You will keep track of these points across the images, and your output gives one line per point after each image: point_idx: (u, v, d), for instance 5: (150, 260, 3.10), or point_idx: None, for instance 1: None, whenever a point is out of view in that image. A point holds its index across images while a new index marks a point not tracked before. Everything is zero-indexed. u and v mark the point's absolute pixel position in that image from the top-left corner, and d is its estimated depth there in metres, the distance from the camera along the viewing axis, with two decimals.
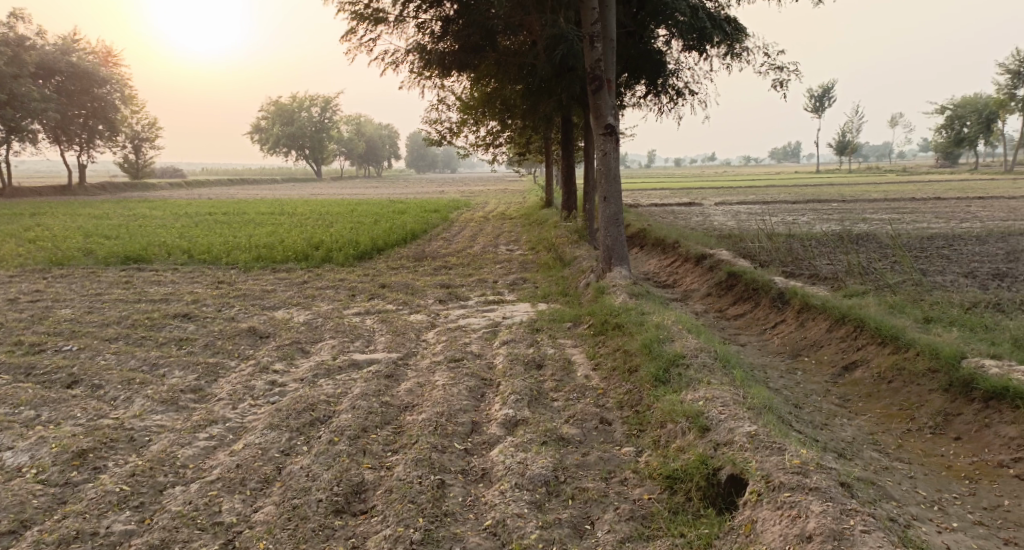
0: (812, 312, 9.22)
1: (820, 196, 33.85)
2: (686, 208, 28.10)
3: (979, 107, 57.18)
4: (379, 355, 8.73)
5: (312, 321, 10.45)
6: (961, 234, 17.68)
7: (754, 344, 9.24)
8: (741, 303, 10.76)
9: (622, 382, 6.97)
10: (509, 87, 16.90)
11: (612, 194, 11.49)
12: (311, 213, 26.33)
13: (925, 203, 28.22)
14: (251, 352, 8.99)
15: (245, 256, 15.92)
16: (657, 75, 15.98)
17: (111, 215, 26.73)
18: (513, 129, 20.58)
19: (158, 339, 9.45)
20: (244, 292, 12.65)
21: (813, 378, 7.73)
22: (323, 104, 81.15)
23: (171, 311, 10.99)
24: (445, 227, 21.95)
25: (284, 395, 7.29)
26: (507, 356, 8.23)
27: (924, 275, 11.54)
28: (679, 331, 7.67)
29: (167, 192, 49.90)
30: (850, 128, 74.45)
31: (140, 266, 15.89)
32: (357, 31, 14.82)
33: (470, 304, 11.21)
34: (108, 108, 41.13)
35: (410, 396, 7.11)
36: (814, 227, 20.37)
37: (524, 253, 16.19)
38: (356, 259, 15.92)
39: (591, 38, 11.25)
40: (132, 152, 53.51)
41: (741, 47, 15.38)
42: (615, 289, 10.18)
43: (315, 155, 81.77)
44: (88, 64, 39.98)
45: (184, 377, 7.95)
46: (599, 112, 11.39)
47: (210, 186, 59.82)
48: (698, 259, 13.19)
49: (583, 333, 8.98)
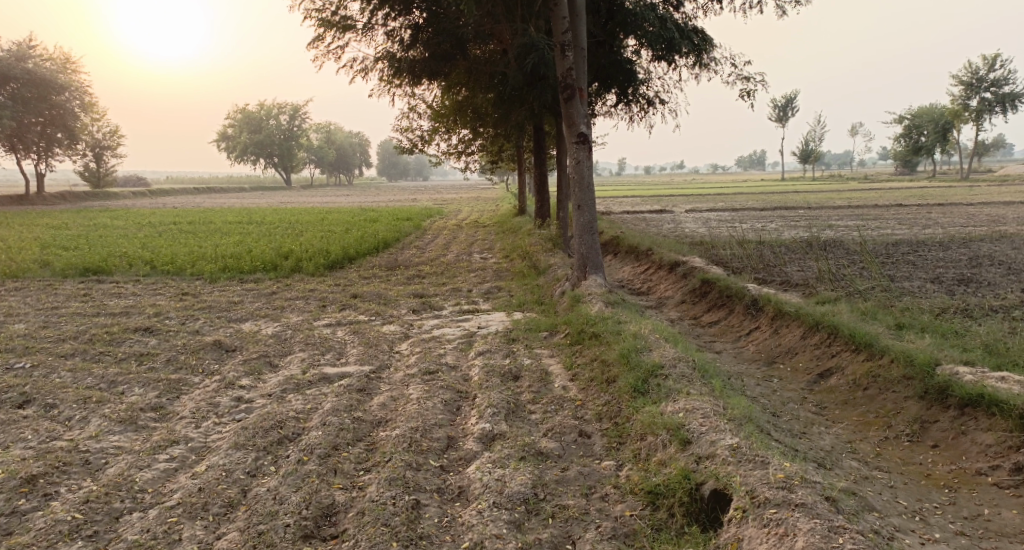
0: (786, 318, 9.22)
1: (787, 202, 34.26)
2: (657, 215, 28.22)
3: (935, 116, 58.47)
4: (350, 368, 8.53)
5: (281, 334, 10.21)
6: (927, 239, 17.92)
7: (729, 351, 9.20)
8: (715, 310, 10.74)
9: (600, 393, 6.87)
10: (480, 95, 16.79)
11: (586, 202, 11.41)
12: (280, 222, 25.96)
13: (888, 209, 28.69)
14: (217, 367, 8.74)
15: (211, 267, 15.60)
16: (626, 84, 15.99)
17: (71, 225, 26.07)
18: (484, 137, 20.46)
19: (118, 355, 9.17)
20: (210, 304, 12.35)
21: (790, 386, 7.70)
22: (290, 111, 80.37)
23: (133, 325, 10.67)
24: (417, 235, 21.76)
25: (251, 412, 7.07)
26: (482, 367, 8.09)
27: (893, 280, 11.64)
28: (656, 341, 7.59)
29: (130, 201, 48.93)
30: (813, 136, 75.68)
31: (101, 277, 15.48)
32: (323, 38, 14.61)
33: (444, 314, 11.05)
34: (67, 116, 40.24)
35: (383, 411, 6.94)
36: (783, 233, 20.56)
37: (497, 261, 16.07)
38: (326, 269, 15.67)
39: (563, 46, 11.23)
40: (93, 161, 52.43)
41: (710, 57, 15.45)
42: (590, 298, 10.09)
43: (283, 164, 80.89)
44: (46, 71, 39.08)
45: (145, 394, 7.69)
46: (572, 120, 11.30)
47: (175, 195, 58.81)
48: (671, 266, 13.17)
49: (559, 343, 8.87)
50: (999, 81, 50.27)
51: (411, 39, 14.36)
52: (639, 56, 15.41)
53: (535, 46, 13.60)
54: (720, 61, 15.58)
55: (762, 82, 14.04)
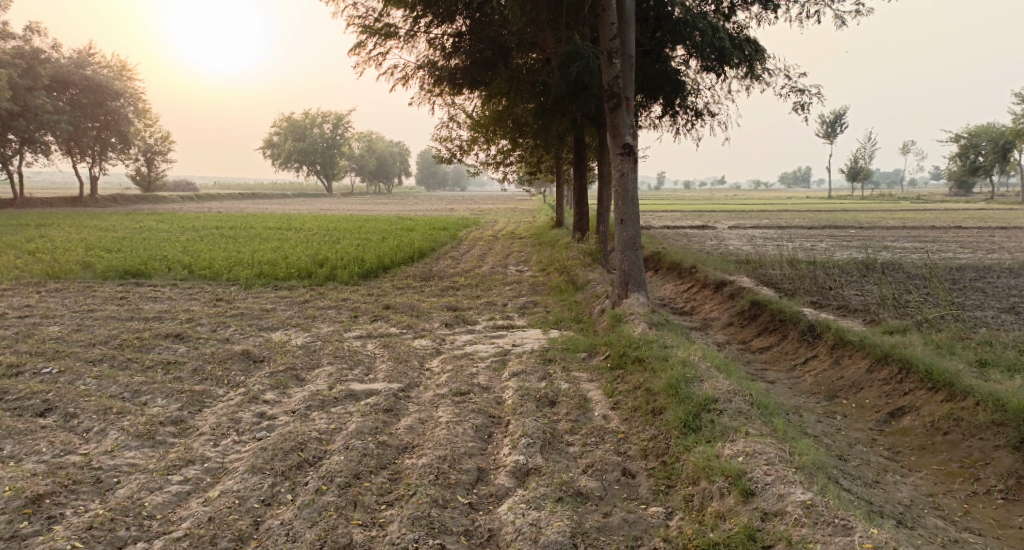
0: (848, 348, 8.51)
1: (838, 222, 33.12)
2: (700, 231, 27.42)
3: (994, 136, 56.37)
4: (378, 385, 8.05)
5: (310, 345, 9.80)
6: (993, 265, 16.88)
7: (783, 381, 8.51)
8: (766, 334, 10.04)
9: (645, 425, 6.27)
10: (522, 105, 16.31)
11: (630, 216, 10.82)
12: (319, 228, 25.83)
13: (946, 232, 27.41)
14: (242, 378, 8.35)
15: (247, 273, 15.36)
16: (674, 96, 15.38)
17: (117, 227, 26.31)
18: (524, 147, 19.98)
19: (144, 363, 8.85)
20: (242, 311, 12.04)
21: (856, 425, 7.02)
22: (335, 120, 81.20)
23: (162, 330, 10.39)
24: (454, 245, 21.35)
25: (273, 430, 6.63)
26: (516, 390, 7.54)
27: (963, 309, 10.80)
28: (707, 369, 6.97)
29: (178, 205, 49.69)
30: (863, 155, 73.70)
31: (138, 280, 15.34)
32: (365, 45, 14.32)
33: (478, 329, 10.53)
34: (121, 121, 41.00)
35: (409, 435, 6.44)
36: (835, 254, 19.66)
37: (535, 274, 15.53)
38: (361, 278, 15.32)
39: (609, 54, 10.62)
40: (144, 165, 53.43)
41: (762, 68, 14.76)
42: (633, 318, 9.48)
43: (327, 171, 81.69)
44: (103, 77, 39.91)
45: (165, 406, 7.31)
46: (616, 130, 10.73)
47: (222, 200, 59.61)
48: (717, 285, 12.49)
49: (600, 366, 8.29)
50: None
51: (453, 46, 13.99)
52: (688, 66, 14.79)
53: (581, 55, 13.09)
54: (773, 73, 14.88)
55: (818, 95, 13.31)
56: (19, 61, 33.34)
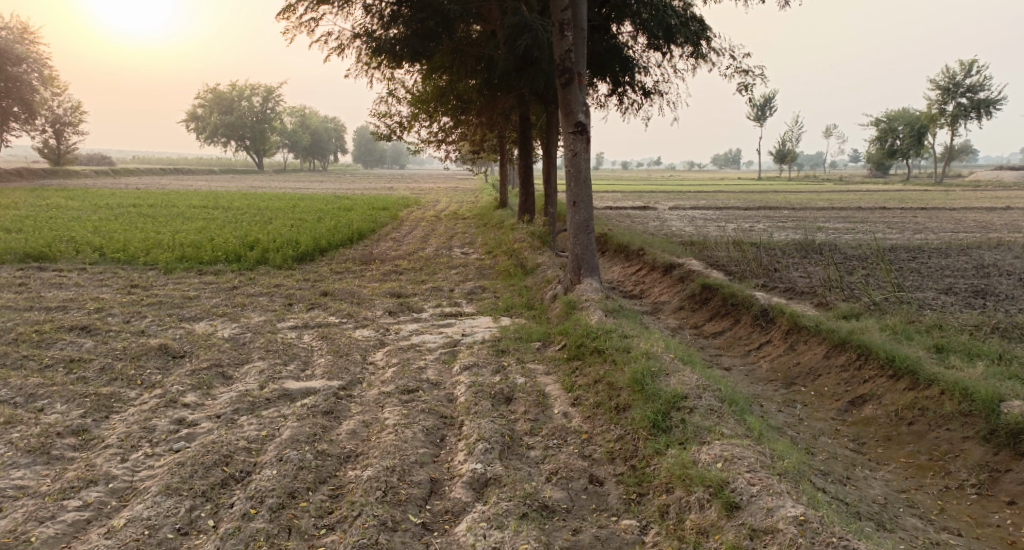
0: (803, 333, 8.31)
1: (769, 202, 33.65)
2: (640, 212, 27.30)
3: (911, 120, 58.44)
4: (316, 383, 7.42)
5: (238, 338, 9.05)
6: (924, 244, 17.21)
7: (740, 368, 8.27)
8: (718, 319, 9.80)
9: (609, 425, 5.90)
10: (465, 81, 15.70)
11: (582, 198, 10.41)
12: (248, 208, 24.55)
13: (872, 212, 28.14)
14: (159, 378, 7.61)
15: (167, 256, 14.32)
16: (620, 74, 14.99)
17: (20, 205, 24.34)
18: (466, 126, 19.32)
19: (43, 362, 7.97)
20: (161, 299, 11.11)
21: (817, 414, 6.80)
22: (265, 93, 78.18)
23: (67, 322, 9.46)
24: (394, 225, 20.59)
25: (193, 440, 6.12)
26: (469, 387, 7.06)
27: (906, 290, 10.82)
28: (671, 363, 6.63)
29: (92, 181, 46.83)
30: (789, 137, 75.59)
31: (42, 265, 14.11)
32: (296, 10, 13.40)
33: (424, 318, 9.96)
34: (25, 89, 38.11)
35: (352, 442, 5.94)
36: (773, 234, 19.77)
37: (480, 257, 15.01)
38: (295, 261, 14.48)
39: (562, 26, 10.12)
40: (54, 137, 50.11)
41: (708, 47, 14.51)
42: (587, 304, 9.08)
43: (255, 147, 78.77)
44: (3, 41, 36.95)
45: (67, 414, 6.61)
46: (569, 108, 10.24)
47: (141, 175, 56.62)
48: (666, 268, 12.23)
49: (556, 356, 7.87)
50: (975, 88, 50.35)
51: (391, 15, 13.17)
52: (634, 44, 14.43)
53: (529, 28, 12.54)
54: (719, 52, 14.64)
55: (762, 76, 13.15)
56: None
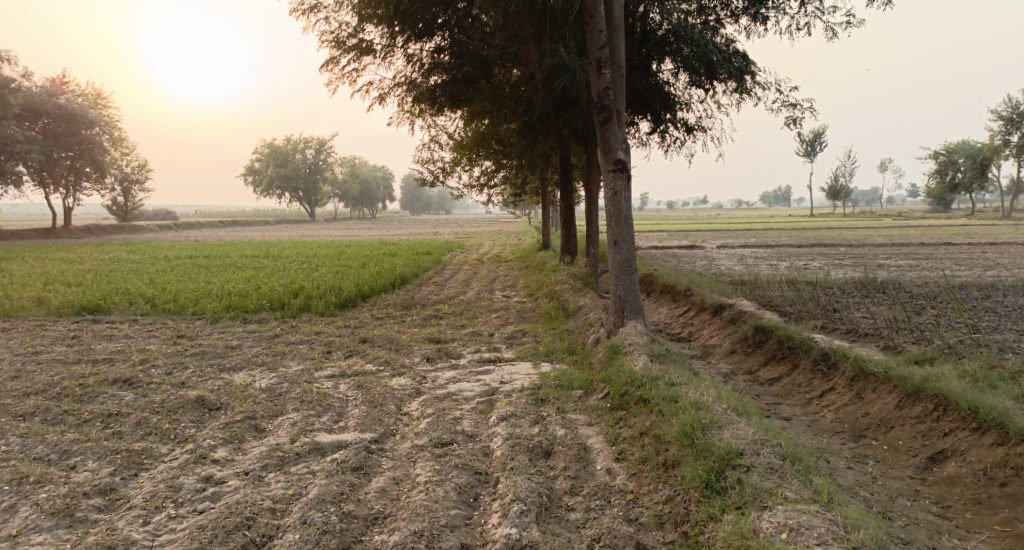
0: (870, 380, 7.65)
1: (825, 239, 32.53)
2: (688, 251, 26.65)
3: (972, 152, 56.40)
4: (348, 436, 7.08)
5: (275, 388, 8.81)
6: (995, 281, 16.20)
7: (800, 418, 7.64)
8: (774, 364, 9.17)
9: (656, 484, 5.39)
10: (505, 124, 15.55)
11: (624, 237, 10.00)
12: (298, 256, 24.79)
13: (936, 247, 26.92)
14: (193, 431, 7.38)
15: (214, 305, 14.37)
16: (662, 112, 14.64)
17: (83, 259, 25.09)
18: (508, 169, 19.18)
19: (82, 417, 7.83)
20: (204, 349, 11.01)
21: (892, 472, 6.21)
22: (318, 145, 80.34)
23: (111, 375, 9.38)
24: (437, 270, 20.43)
25: (218, 500, 5.82)
26: (506, 439, 6.62)
27: (980, 331, 10.04)
28: (725, 414, 6.07)
29: (155, 234, 48.42)
30: (842, 172, 73.89)
31: (96, 316, 14.29)
32: (338, 61, 13.53)
33: (462, 364, 9.59)
34: (96, 150, 39.72)
35: (381, 502, 5.56)
36: (830, 272, 18.92)
37: (522, 300, 14.65)
38: (338, 307, 14.35)
39: (599, 64, 9.85)
40: (121, 195, 52.17)
41: (753, 82, 14.10)
42: (632, 349, 8.58)
43: (309, 197, 80.74)
44: (77, 106, 38.78)
45: (97, 471, 6.41)
46: (608, 146, 9.92)
47: (202, 228, 58.33)
48: (715, 309, 11.64)
49: (599, 405, 7.37)
50: None
51: (432, 62, 13.24)
52: (675, 81, 14.11)
53: (567, 68, 12.34)
54: (764, 86, 14.20)
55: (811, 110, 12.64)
56: None
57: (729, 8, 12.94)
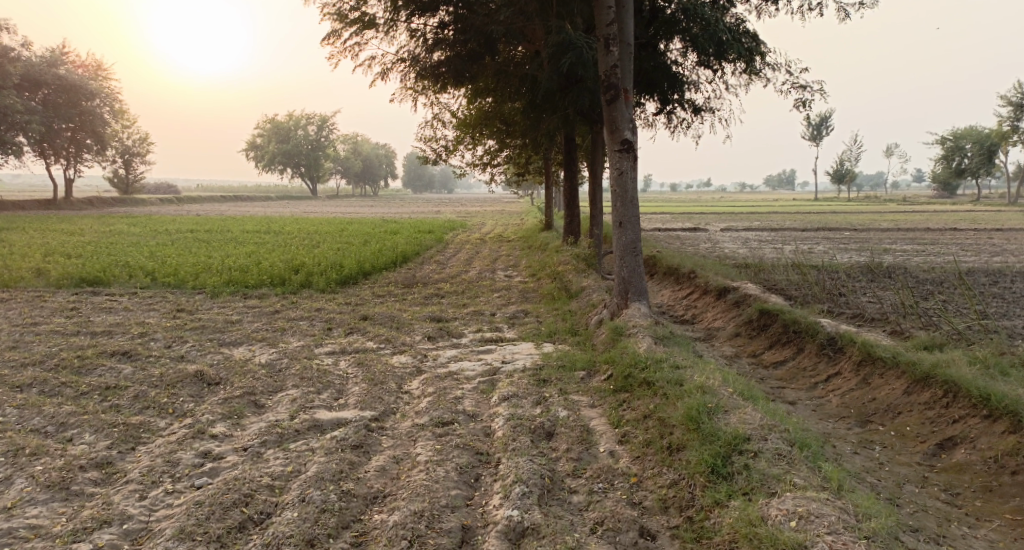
0: (877, 365, 7.54)
1: (829, 223, 32.29)
2: (691, 234, 26.49)
3: (979, 138, 55.92)
4: (348, 414, 6.99)
5: (275, 364, 8.71)
6: (1002, 268, 16.05)
7: (805, 402, 7.54)
8: (779, 347, 9.05)
9: (661, 468, 5.30)
10: (510, 102, 15.33)
11: (629, 218, 9.85)
12: (299, 232, 24.68)
13: (941, 233, 26.70)
14: (191, 406, 7.30)
15: (214, 280, 14.25)
16: (670, 92, 14.41)
17: (84, 231, 24.97)
18: (512, 148, 18.97)
19: (79, 390, 7.74)
20: (203, 324, 10.92)
21: (900, 458, 6.12)
22: (321, 121, 79.85)
23: (109, 348, 9.28)
24: (439, 248, 20.29)
25: (216, 475, 5.74)
26: (507, 420, 6.53)
27: (988, 317, 9.91)
28: (731, 398, 5.97)
29: (156, 208, 48.24)
30: (848, 157, 73.39)
31: (95, 289, 14.19)
32: (342, 34, 13.28)
33: (463, 343, 9.49)
34: (97, 122, 39.42)
35: (380, 481, 5.48)
36: (835, 256, 18.76)
37: (524, 280, 14.52)
38: (339, 284, 14.23)
39: (607, 40, 9.63)
40: (123, 168, 51.90)
41: (762, 63, 13.87)
42: (636, 330, 8.46)
43: (311, 173, 80.38)
44: (78, 77, 38.41)
45: (93, 445, 6.33)
46: (614, 125, 9.73)
47: (204, 203, 58.11)
48: (719, 292, 11.51)
49: (602, 387, 7.26)
50: None
51: (436, 37, 12.96)
52: (684, 60, 13.87)
53: (575, 44, 12.11)
54: (774, 67, 13.96)
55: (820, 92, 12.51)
56: None
57: None
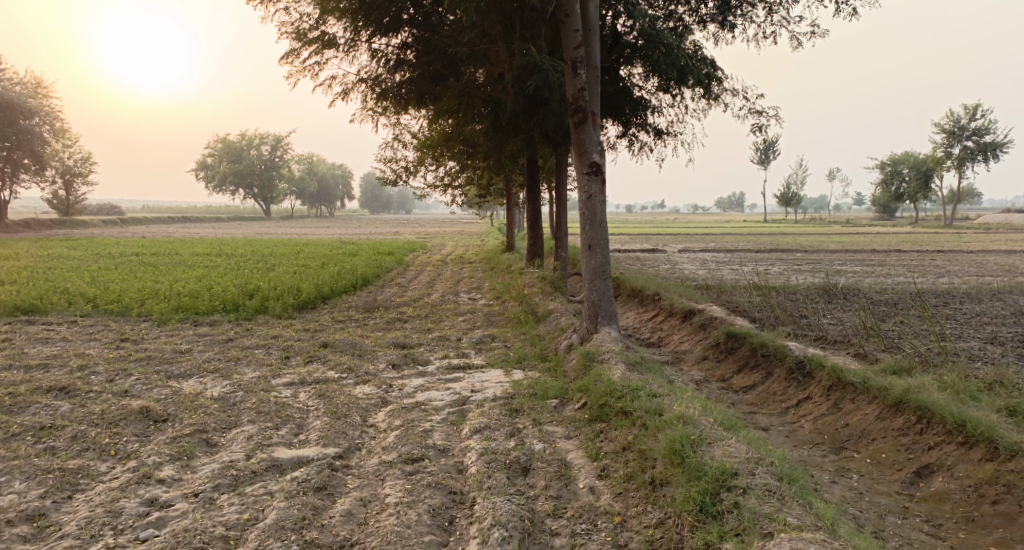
0: (848, 390, 7.50)
1: (781, 245, 32.93)
2: (650, 255, 26.66)
3: (917, 163, 58.03)
4: (310, 451, 6.68)
5: (229, 397, 8.27)
6: (951, 289, 16.46)
7: (779, 428, 7.45)
8: (748, 371, 8.96)
9: (645, 505, 5.25)
10: (472, 123, 15.17)
11: (598, 241, 9.73)
12: (252, 254, 23.99)
13: (888, 254, 27.42)
14: (136, 446, 6.89)
15: (162, 306, 13.66)
16: (631, 115, 14.45)
17: (21, 256, 23.85)
18: (473, 170, 18.80)
19: (11, 430, 7.23)
20: (150, 354, 10.37)
21: (878, 487, 6.08)
22: (273, 142, 78.61)
23: (46, 383, 8.72)
24: (399, 270, 19.95)
25: (163, 526, 5.58)
26: (481, 454, 6.27)
27: (949, 339, 10.05)
28: (713, 429, 5.85)
29: (99, 230, 46.62)
30: (793, 180, 75.32)
31: (32, 318, 13.46)
32: (300, 53, 12.98)
33: (430, 371, 9.18)
34: (35, 141, 37.97)
35: (347, 528, 5.39)
36: (790, 277, 19.01)
37: (488, 303, 14.33)
38: (296, 309, 13.79)
39: (574, 63, 9.56)
40: (63, 189, 50.12)
41: (720, 88, 14.02)
42: (607, 357, 8.29)
43: (263, 194, 78.99)
44: (15, 95, 36.95)
45: (26, 494, 6.05)
46: (582, 148, 9.63)
47: (149, 224, 56.40)
48: (685, 315, 11.44)
49: (576, 417, 7.04)
50: (981, 131, 50.05)
51: (398, 58, 12.72)
52: (645, 85, 13.93)
53: (539, 67, 12.06)
54: (731, 92, 14.13)
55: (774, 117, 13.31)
56: None
57: (697, 14, 12.82)
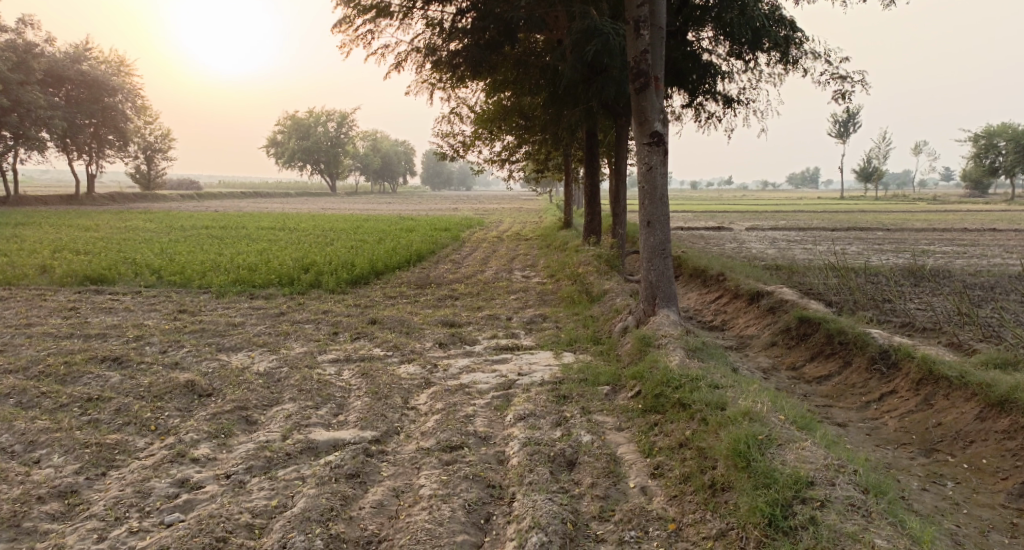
0: (941, 385, 6.68)
1: (860, 224, 30.97)
2: (716, 233, 25.49)
3: (1014, 136, 53.95)
4: (347, 433, 6.31)
5: (273, 373, 8.00)
6: None
7: (859, 425, 6.69)
8: (823, 360, 8.16)
9: (704, 513, 4.68)
10: (531, 94, 14.52)
11: (658, 218, 9.03)
12: (314, 229, 23.99)
13: (982, 234, 25.38)
14: (176, 422, 6.66)
15: (222, 279, 13.63)
16: (698, 83, 13.55)
17: (100, 227, 24.54)
18: (531, 144, 18.17)
19: (59, 400, 7.11)
20: (204, 326, 10.26)
21: (978, 498, 5.35)
22: (340, 118, 79.45)
23: (100, 353, 8.64)
24: (455, 247, 19.59)
25: (188, 511, 5.28)
26: (523, 445, 5.77)
27: None
28: (785, 428, 5.20)
29: (175, 204, 48.00)
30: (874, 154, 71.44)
31: (100, 287, 13.63)
32: (353, 22, 12.57)
33: (477, 351, 8.73)
34: (119, 118, 39.17)
35: (376, 521, 4.99)
36: (870, 258, 17.70)
37: (542, 281, 13.79)
38: (350, 284, 13.56)
39: (636, 24, 8.80)
40: (145, 163, 51.82)
41: (799, 53, 12.98)
42: (666, 341, 7.64)
43: (330, 169, 80.08)
44: (100, 73, 38.07)
45: (60, 469, 5.86)
46: (643, 116, 8.91)
47: (223, 199, 57.87)
48: (752, 297, 10.62)
49: (629, 406, 6.46)
50: None
51: (452, 26, 12.21)
52: (714, 49, 13.00)
53: (600, 31, 11.32)
54: (812, 56, 13.06)
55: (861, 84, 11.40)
56: (11, 55, 31.39)
57: None
